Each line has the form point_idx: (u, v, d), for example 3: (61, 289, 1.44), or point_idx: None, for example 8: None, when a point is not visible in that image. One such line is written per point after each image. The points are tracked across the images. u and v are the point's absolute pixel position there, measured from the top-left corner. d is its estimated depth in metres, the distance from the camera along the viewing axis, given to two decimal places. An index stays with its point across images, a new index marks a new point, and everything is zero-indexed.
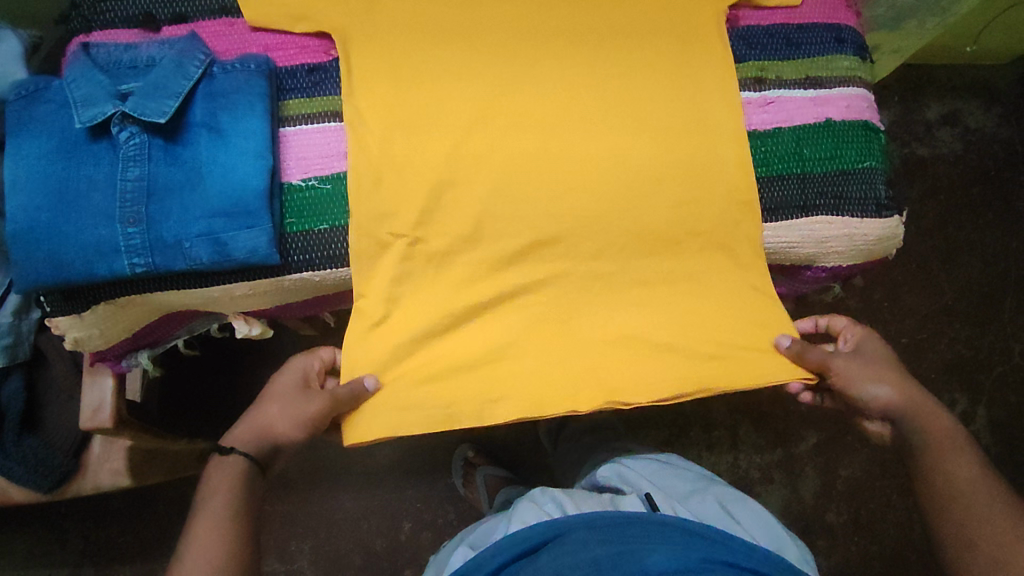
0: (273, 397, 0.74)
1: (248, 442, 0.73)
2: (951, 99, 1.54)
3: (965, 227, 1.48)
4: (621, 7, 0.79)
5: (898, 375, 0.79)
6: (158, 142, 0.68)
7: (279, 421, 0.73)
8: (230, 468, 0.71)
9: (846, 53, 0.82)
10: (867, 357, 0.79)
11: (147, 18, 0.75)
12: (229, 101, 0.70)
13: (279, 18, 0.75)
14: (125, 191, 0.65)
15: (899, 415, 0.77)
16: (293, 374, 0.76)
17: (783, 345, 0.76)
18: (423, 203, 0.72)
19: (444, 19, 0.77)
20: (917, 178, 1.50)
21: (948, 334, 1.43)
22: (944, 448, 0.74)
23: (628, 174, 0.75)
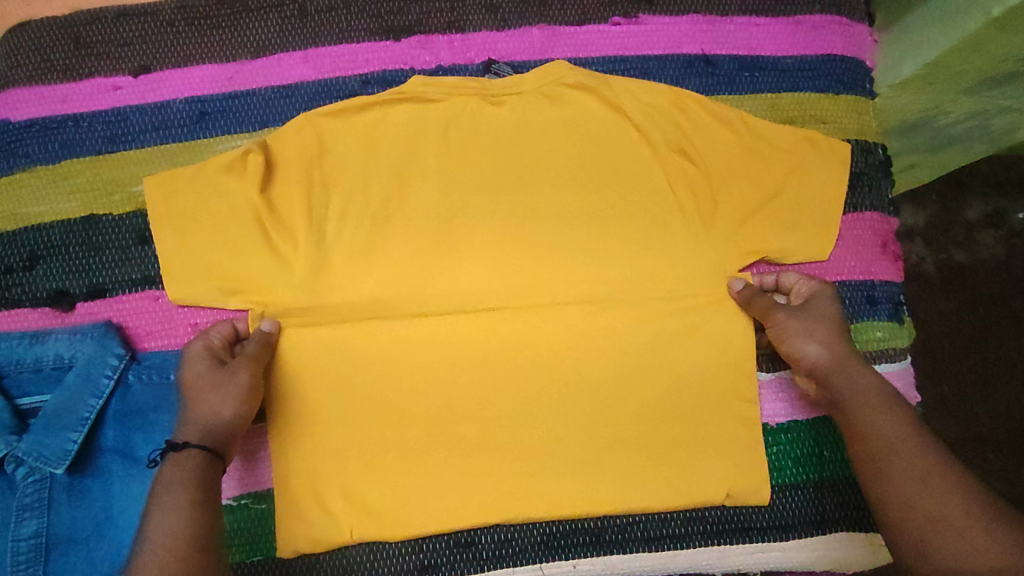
0: (198, 395, 0.58)
1: (195, 434, 0.55)
2: (1002, 190, 1.01)
3: (1008, 347, 0.99)
4: (604, 260, 0.68)
5: (847, 340, 0.63)
6: (62, 479, 0.58)
7: (226, 403, 0.57)
8: (187, 463, 0.53)
9: (881, 317, 0.70)
10: (819, 301, 0.65)
11: (59, 296, 0.65)
12: (146, 421, 0.60)
13: (210, 294, 0.65)
14: (17, 553, 0.56)
15: (826, 368, 0.61)
16: (198, 358, 0.60)
17: (733, 289, 0.66)
18: (374, 507, 0.63)
19: (395, 277, 0.66)
20: (953, 288, 1.00)
21: (982, 466, 0.95)
22: (875, 408, 0.57)
23: (604, 468, 0.65)
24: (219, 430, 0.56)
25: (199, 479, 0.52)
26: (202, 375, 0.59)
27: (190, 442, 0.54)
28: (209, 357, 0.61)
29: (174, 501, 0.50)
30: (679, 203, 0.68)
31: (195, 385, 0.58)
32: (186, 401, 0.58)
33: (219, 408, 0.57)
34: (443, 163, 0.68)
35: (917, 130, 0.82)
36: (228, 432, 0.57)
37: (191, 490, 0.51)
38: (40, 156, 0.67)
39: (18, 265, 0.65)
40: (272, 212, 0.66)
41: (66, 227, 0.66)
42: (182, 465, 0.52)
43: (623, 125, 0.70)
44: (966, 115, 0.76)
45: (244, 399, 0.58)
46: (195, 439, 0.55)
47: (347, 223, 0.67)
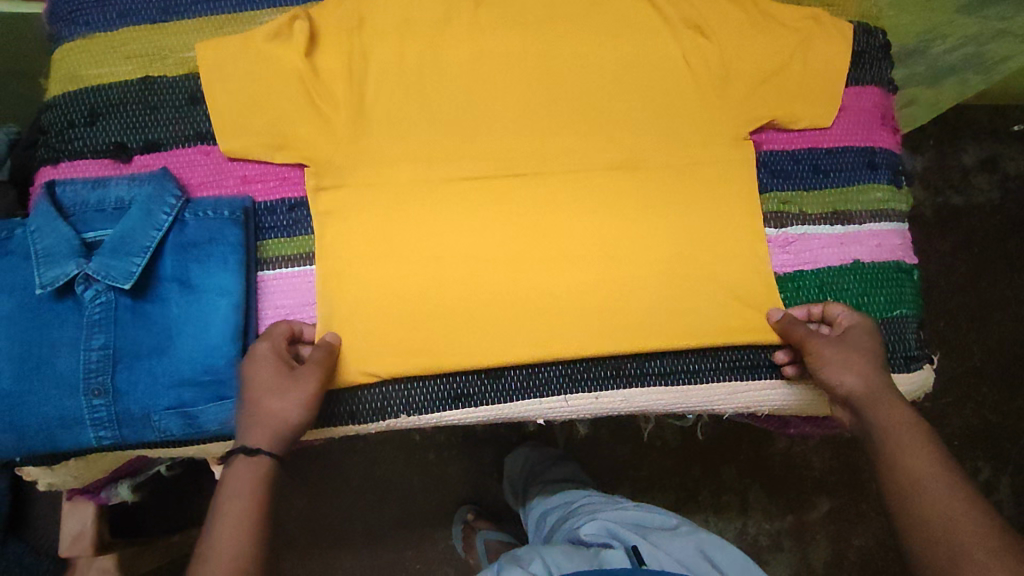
0: (262, 398, 0.60)
1: (263, 437, 0.58)
2: (994, 140, 1.24)
3: (1000, 288, 1.20)
4: (625, 125, 0.73)
5: (882, 374, 0.64)
6: (125, 301, 0.63)
7: (292, 408, 0.60)
8: (257, 470, 0.57)
9: (880, 181, 0.75)
10: (863, 334, 0.66)
11: (118, 148, 0.70)
12: (200, 253, 0.65)
13: (258, 149, 0.70)
14: (89, 361, 0.61)
15: (856, 394, 0.62)
16: (260, 357, 0.62)
17: (772, 318, 0.69)
18: (408, 342, 0.68)
19: (431, 138, 0.72)
20: (948, 231, 1.21)
21: (971, 399, 1.18)
22: (904, 440, 0.58)
23: (622, 311, 0.69)
24: (287, 437, 0.59)
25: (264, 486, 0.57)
26: (263, 375, 0.61)
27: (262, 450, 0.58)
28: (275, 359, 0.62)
29: (239, 511, 0.55)
30: (693, 74, 0.74)
31: (258, 385, 0.60)
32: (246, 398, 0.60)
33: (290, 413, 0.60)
34: (475, 34, 0.73)
35: (914, 58, 0.99)
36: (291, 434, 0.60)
37: (258, 500, 0.56)
38: (99, 24, 0.72)
39: (80, 120, 0.70)
40: (315, 76, 0.71)
41: (124, 87, 0.71)
42: (249, 476, 0.57)
43: (642, 4, 0.75)
44: (961, 40, 0.96)
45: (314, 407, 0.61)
46: (263, 443, 0.58)
47: (385, 88, 0.72)
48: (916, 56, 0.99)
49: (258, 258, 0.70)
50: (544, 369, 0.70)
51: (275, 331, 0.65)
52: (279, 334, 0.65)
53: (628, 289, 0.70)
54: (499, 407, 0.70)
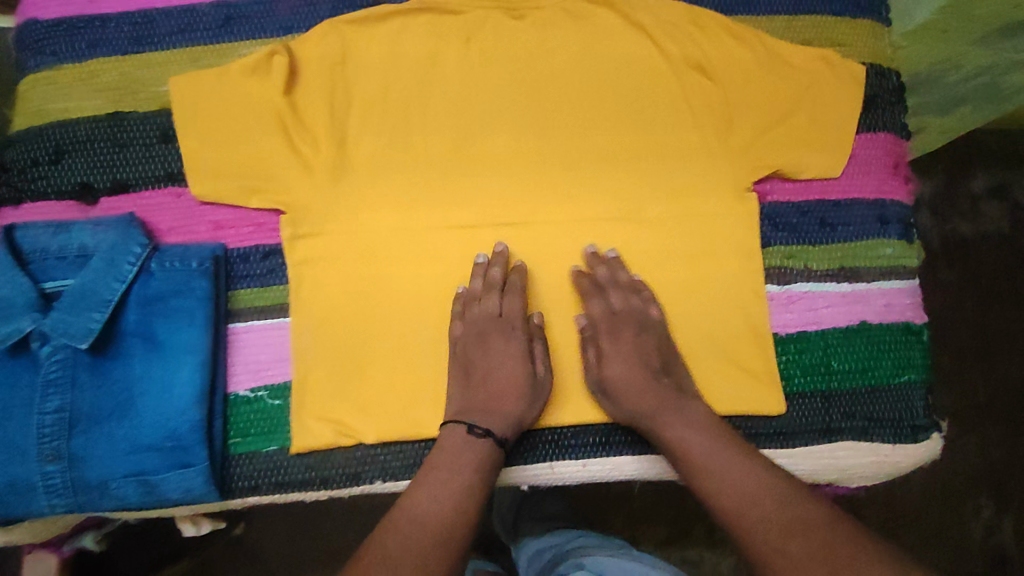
0: (472, 377, 0.64)
1: (478, 414, 0.61)
2: (1004, 165, 1.08)
3: (1005, 320, 1.05)
4: (623, 171, 0.69)
5: (658, 381, 0.63)
6: (84, 360, 0.60)
7: (515, 391, 0.63)
8: (476, 449, 0.59)
9: (891, 236, 0.71)
10: (616, 347, 0.64)
11: (83, 190, 0.66)
12: (165, 308, 0.62)
13: (232, 192, 0.65)
14: (43, 426, 0.58)
15: (644, 419, 0.62)
16: (464, 334, 0.65)
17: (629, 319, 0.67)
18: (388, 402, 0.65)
19: (417, 181, 0.67)
20: (955, 260, 1.06)
21: (978, 433, 1.02)
22: (692, 462, 0.58)
23: None
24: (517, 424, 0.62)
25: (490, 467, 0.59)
26: (495, 361, 0.64)
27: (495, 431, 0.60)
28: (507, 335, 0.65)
29: (460, 489, 0.56)
30: (696, 119, 0.69)
31: (494, 369, 0.64)
32: (474, 376, 0.64)
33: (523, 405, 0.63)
34: (465, 72, 0.69)
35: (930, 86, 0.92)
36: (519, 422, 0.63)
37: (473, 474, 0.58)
38: (66, 54, 0.68)
39: (44, 159, 0.66)
40: (295, 116, 0.67)
41: (91, 123, 0.67)
42: (470, 451, 0.59)
43: (644, 42, 0.70)
44: (977, 69, 0.90)
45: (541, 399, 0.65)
46: (489, 425, 0.61)
47: (368, 128, 0.68)
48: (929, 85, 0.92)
49: (228, 309, 0.66)
50: (529, 434, 0.67)
51: (506, 305, 0.65)
52: (513, 309, 0.65)
53: None
54: None
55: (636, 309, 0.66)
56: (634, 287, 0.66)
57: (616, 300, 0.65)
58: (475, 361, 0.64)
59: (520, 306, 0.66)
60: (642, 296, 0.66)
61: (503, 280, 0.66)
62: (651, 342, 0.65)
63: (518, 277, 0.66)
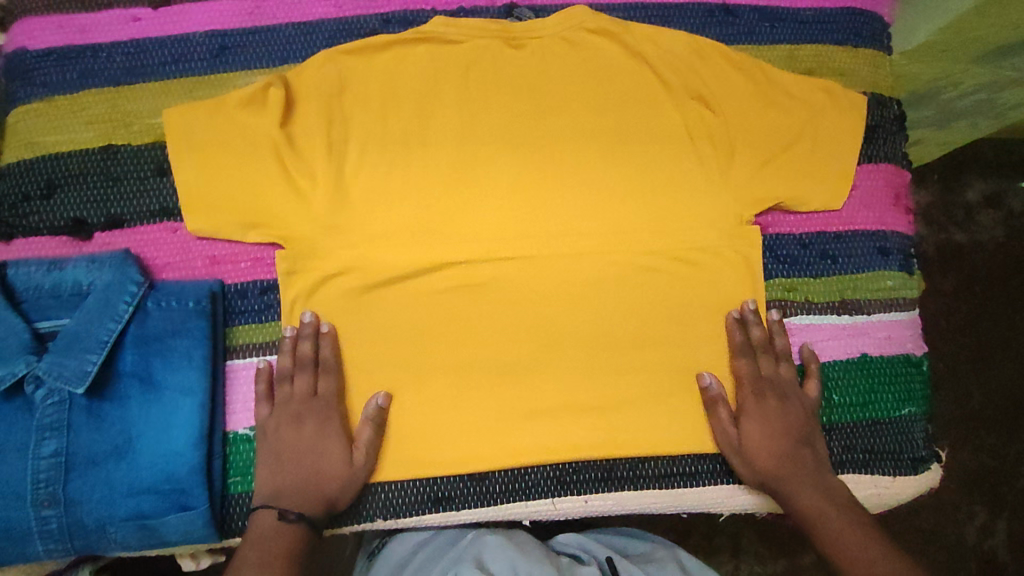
0: (284, 454, 0.61)
1: (292, 497, 0.60)
2: (1000, 173, 1.04)
3: (1000, 327, 1.01)
4: (622, 201, 0.68)
5: (799, 450, 0.64)
6: (81, 402, 0.59)
7: (329, 480, 0.61)
8: (277, 531, 0.59)
9: (891, 267, 0.72)
10: (760, 410, 0.65)
11: (77, 225, 0.65)
12: (163, 347, 0.61)
13: (228, 228, 0.64)
14: (39, 471, 0.57)
15: (772, 480, 0.64)
16: (276, 413, 0.62)
17: (703, 383, 0.66)
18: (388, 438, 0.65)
19: (412, 213, 0.66)
20: (949, 267, 1.02)
21: (971, 441, 0.98)
22: (829, 530, 0.60)
23: (613, 406, 0.66)
24: (320, 502, 0.61)
25: (284, 558, 0.58)
26: (311, 441, 0.62)
27: (289, 514, 0.59)
28: (316, 413, 0.63)
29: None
30: (698, 149, 0.68)
31: (308, 451, 0.61)
32: (287, 456, 0.61)
33: (322, 483, 0.61)
34: (462, 100, 0.68)
35: (923, 102, 0.88)
36: (327, 499, 0.61)
37: (268, 563, 0.57)
38: (57, 84, 0.67)
39: (36, 193, 0.65)
40: (293, 148, 0.65)
41: (83, 156, 0.66)
42: (278, 540, 0.58)
43: (643, 71, 0.70)
44: (973, 88, 0.86)
45: (349, 482, 0.62)
46: (302, 509, 0.60)
47: (366, 159, 0.66)
48: (926, 101, 0.88)
49: (226, 345, 0.65)
50: (531, 469, 0.67)
51: (318, 385, 0.63)
52: (328, 388, 0.63)
53: (621, 383, 0.66)
54: (485, 509, 0.66)
55: (783, 378, 0.67)
56: (784, 354, 0.68)
57: (764, 365, 0.67)
58: (290, 442, 0.62)
59: (334, 385, 0.64)
60: (788, 364, 0.67)
61: (313, 356, 0.64)
62: (797, 411, 0.66)
63: (329, 347, 0.64)
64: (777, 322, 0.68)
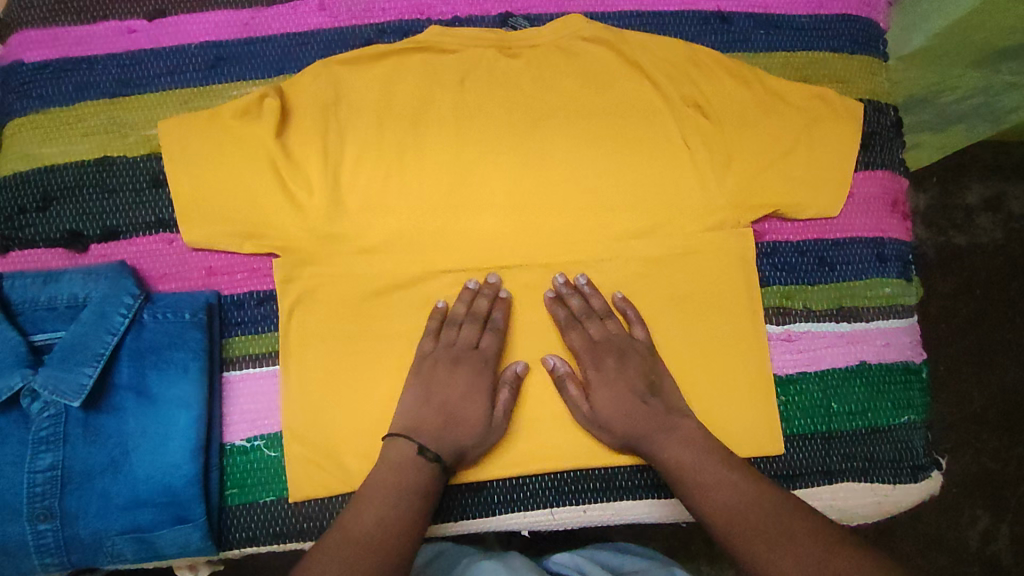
0: (431, 400, 0.62)
1: (435, 436, 0.60)
2: (1000, 174, 1.04)
3: (1000, 329, 1.00)
4: (618, 208, 0.68)
5: (647, 403, 0.62)
6: (77, 415, 0.59)
7: (465, 427, 0.61)
8: (410, 464, 0.58)
9: (889, 274, 0.71)
10: (602, 377, 0.63)
11: (73, 237, 0.65)
12: (160, 359, 0.61)
13: (225, 238, 0.64)
14: (34, 485, 0.57)
15: (637, 443, 0.62)
16: (437, 354, 0.63)
17: (546, 365, 0.65)
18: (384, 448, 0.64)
19: (407, 219, 0.66)
20: (949, 270, 1.02)
21: (972, 444, 0.98)
22: (686, 464, 0.59)
23: None
24: (457, 446, 0.61)
25: (415, 490, 0.57)
26: (461, 390, 0.62)
27: (430, 449, 0.59)
28: (478, 362, 0.64)
29: (380, 509, 0.55)
30: (694, 156, 0.68)
31: (456, 396, 0.62)
32: (435, 398, 0.62)
33: (461, 433, 0.61)
34: (457, 107, 0.68)
35: (922, 106, 0.88)
36: (464, 448, 0.61)
37: (398, 491, 0.57)
38: (53, 98, 0.67)
39: (32, 206, 0.65)
40: (288, 158, 0.64)
41: (79, 168, 0.66)
42: (415, 474, 0.58)
43: (639, 78, 0.70)
44: (971, 91, 0.85)
45: (484, 433, 0.62)
46: (437, 448, 0.60)
47: (363, 169, 0.66)
48: (923, 106, 0.87)
49: (223, 356, 0.65)
50: (529, 478, 0.66)
51: (483, 339, 0.64)
52: (491, 344, 0.64)
53: None
54: (484, 520, 0.66)
55: (610, 333, 0.65)
56: (608, 311, 0.66)
57: (593, 329, 0.65)
58: (441, 384, 0.62)
59: (496, 344, 0.65)
60: (613, 319, 0.66)
61: (486, 312, 0.65)
62: (635, 365, 0.64)
63: (502, 312, 0.65)
64: (591, 287, 0.66)
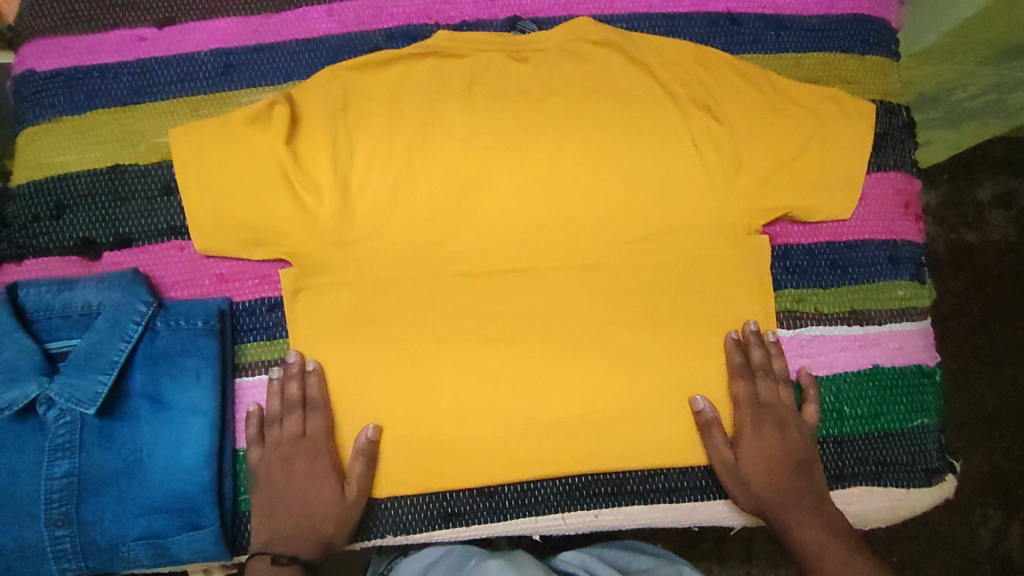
0: (276, 499, 0.62)
1: (284, 543, 0.61)
2: (1011, 171, 1.03)
3: (1012, 328, 0.99)
4: (627, 211, 0.67)
5: (795, 476, 0.64)
6: (92, 422, 0.59)
7: (321, 518, 0.62)
8: (283, 572, 0.60)
9: (902, 277, 0.71)
10: (756, 440, 0.65)
11: (86, 245, 0.65)
12: (173, 367, 0.62)
13: (235, 246, 0.64)
14: (51, 491, 0.58)
15: (766, 506, 0.64)
16: (267, 456, 0.63)
17: (694, 408, 0.65)
18: (395, 452, 0.64)
19: (415, 224, 0.66)
20: (961, 268, 1.01)
21: (984, 443, 0.97)
22: (819, 554, 0.61)
23: (621, 419, 0.65)
24: (318, 543, 0.62)
25: None
26: (302, 483, 0.62)
27: (284, 554, 0.60)
28: (308, 450, 0.63)
29: None
30: (705, 159, 0.67)
31: (298, 494, 0.62)
32: (279, 506, 0.62)
33: (317, 526, 0.62)
34: (465, 109, 0.67)
35: (933, 104, 0.87)
36: (329, 539, 0.62)
37: None
38: (65, 106, 0.68)
39: (45, 214, 0.66)
40: (298, 165, 0.64)
41: (92, 176, 0.66)
42: None
43: (649, 79, 0.69)
44: (984, 89, 0.84)
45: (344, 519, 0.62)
46: (295, 550, 0.61)
47: (371, 173, 0.66)
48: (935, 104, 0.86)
49: (235, 363, 0.66)
50: (540, 482, 0.67)
51: (306, 425, 0.63)
52: (316, 428, 0.63)
53: (630, 396, 0.65)
54: (495, 524, 0.66)
55: (782, 402, 0.66)
56: (785, 378, 0.67)
57: (763, 391, 0.66)
58: (280, 488, 0.62)
59: (323, 423, 0.63)
60: (788, 388, 0.67)
61: (302, 396, 0.63)
62: (793, 437, 0.65)
63: (316, 387, 0.63)
64: (777, 346, 0.67)
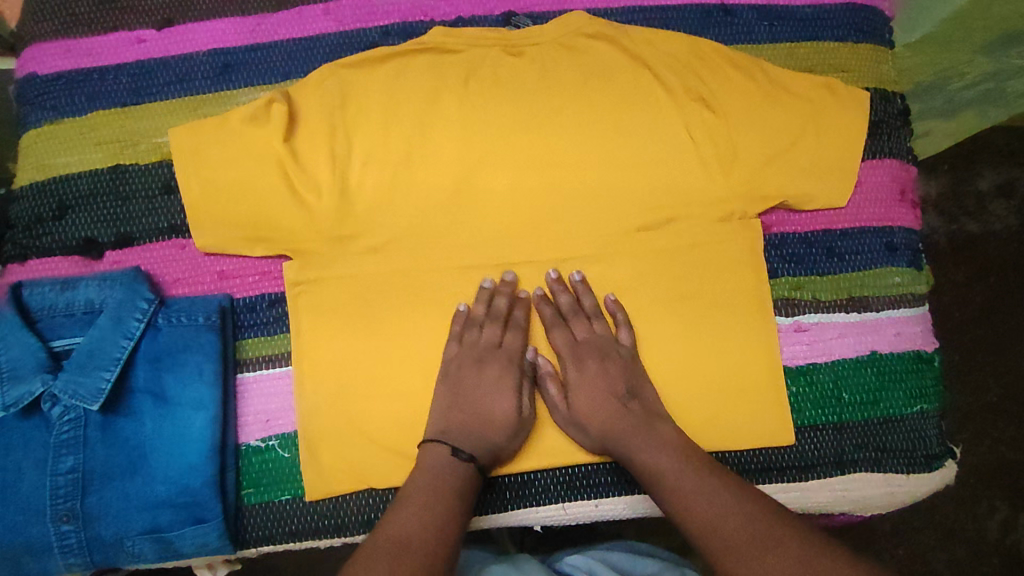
0: (460, 403, 0.63)
1: (465, 438, 0.61)
2: (1011, 160, 1.03)
3: (1015, 316, 0.99)
4: (624, 203, 0.68)
5: (625, 404, 0.62)
6: (96, 418, 0.60)
7: (499, 425, 0.63)
8: (440, 463, 0.60)
9: (899, 264, 0.71)
10: (581, 377, 0.64)
11: (88, 245, 0.66)
12: (175, 363, 0.62)
13: (235, 243, 0.65)
14: (56, 487, 0.58)
15: (609, 440, 0.62)
16: (461, 356, 0.64)
17: (528, 356, 0.66)
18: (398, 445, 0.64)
19: (414, 219, 0.66)
20: (962, 258, 1.01)
21: (989, 433, 0.97)
22: (671, 481, 0.57)
23: None
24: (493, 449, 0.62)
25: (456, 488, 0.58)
26: (486, 387, 0.63)
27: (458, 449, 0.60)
28: (508, 361, 0.65)
29: (415, 507, 0.56)
30: (701, 149, 0.68)
31: (485, 395, 0.63)
32: (463, 404, 0.63)
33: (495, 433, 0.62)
34: (462, 104, 0.68)
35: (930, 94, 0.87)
36: (497, 450, 0.63)
37: (442, 494, 0.57)
38: (66, 108, 0.68)
39: (48, 214, 0.67)
40: (296, 162, 0.65)
41: (94, 177, 0.67)
42: (452, 473, 0.59)
43: (644, 71, 0.69)
44: (981, 77, 0.84)
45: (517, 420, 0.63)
46: (470, 450, 0.61)
47: (370, 168, 0.66)
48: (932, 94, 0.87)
49: (236, 358, 0.66)
50: (540, 474, 0.67)
51: (507, 338, 0.65)
52: (514, 343, 0.66)
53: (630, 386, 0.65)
54: (497, 516, 0.67)
55: (618, 341, 0.65)
56: (594, 313, 0.66)
57: (577, 328, 0.66)
58: (467, 385, 0.63)
59: (523, 341, 0.66)
60: (600, 322, 0.66)
61: (507, 312, 0.66)
62: (615, 365, 0.64)
63: (500, 302, 0.66)
64: (582, 284, 0.66)
